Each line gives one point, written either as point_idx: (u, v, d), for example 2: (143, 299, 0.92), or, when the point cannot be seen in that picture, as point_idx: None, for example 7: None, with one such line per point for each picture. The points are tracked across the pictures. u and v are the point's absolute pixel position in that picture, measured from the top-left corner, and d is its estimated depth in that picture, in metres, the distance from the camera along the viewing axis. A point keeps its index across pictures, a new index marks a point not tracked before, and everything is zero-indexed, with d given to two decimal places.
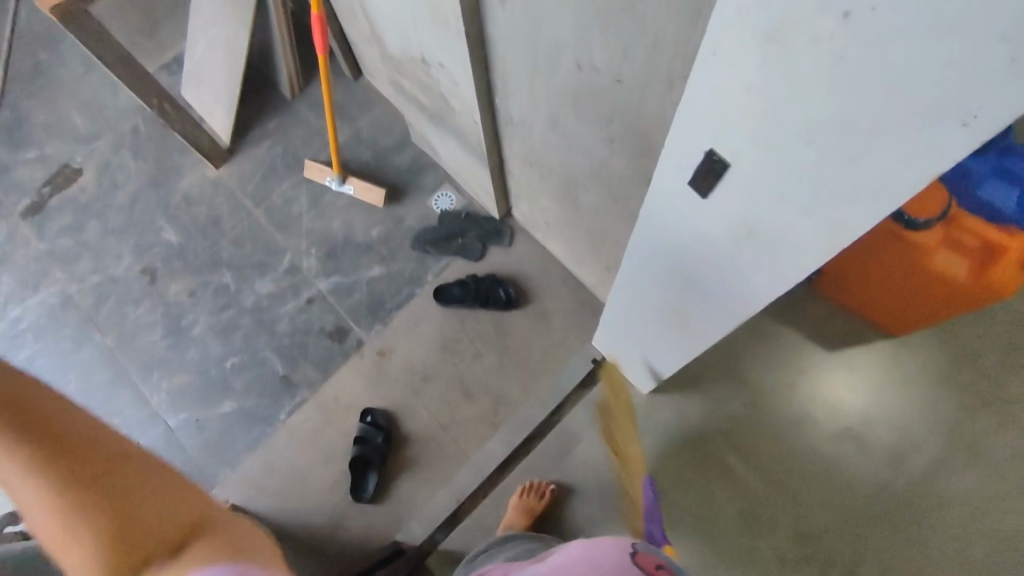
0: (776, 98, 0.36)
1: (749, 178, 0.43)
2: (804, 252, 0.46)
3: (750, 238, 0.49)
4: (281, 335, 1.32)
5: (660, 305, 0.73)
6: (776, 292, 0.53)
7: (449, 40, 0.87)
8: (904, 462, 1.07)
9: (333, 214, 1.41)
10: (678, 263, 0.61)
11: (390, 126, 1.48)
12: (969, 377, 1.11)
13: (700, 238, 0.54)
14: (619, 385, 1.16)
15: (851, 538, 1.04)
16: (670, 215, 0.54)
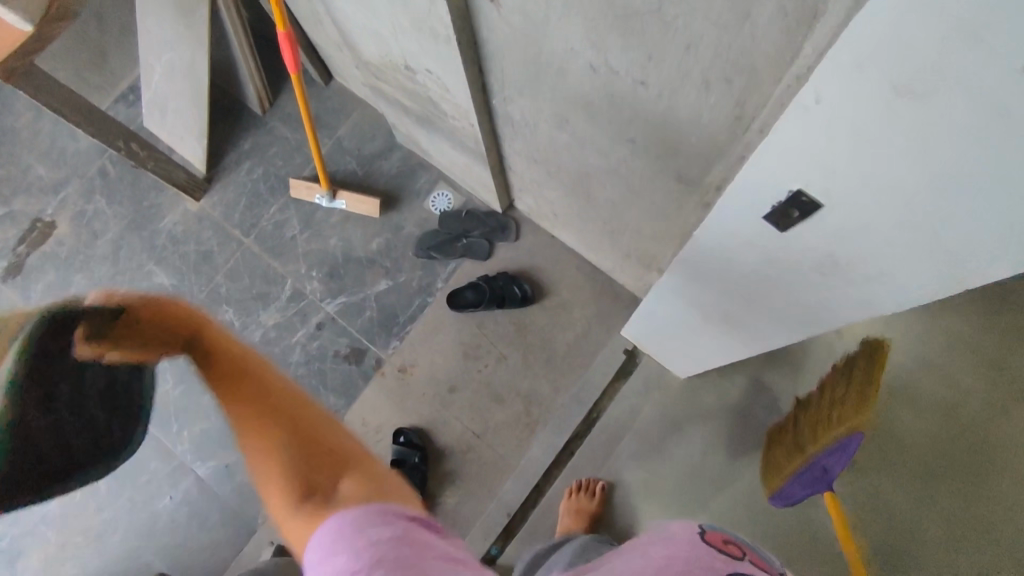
0: (892, 146, 0.36)
1: (845, 211, 0.43)
2: (898, 271, 0.47)
3: (847, 258, 0.49)
4: (296, 366, 1.28)
5: (710, 307, 0.73)
6: (856, 297, 0.54)
7: (437, 48, 0.80)
8: (957, 413, 1.05)
9: (329, 232, 1.35)
10: (742, 275, 0.61)
11: (372, 129, 1.41)
12: (1011, 319, 1.09)
13: (778, 255, 0.54)
14: (653, 372, 1.14)
15: (901, 495, 1.04)
16: (740, 235, 0.55)
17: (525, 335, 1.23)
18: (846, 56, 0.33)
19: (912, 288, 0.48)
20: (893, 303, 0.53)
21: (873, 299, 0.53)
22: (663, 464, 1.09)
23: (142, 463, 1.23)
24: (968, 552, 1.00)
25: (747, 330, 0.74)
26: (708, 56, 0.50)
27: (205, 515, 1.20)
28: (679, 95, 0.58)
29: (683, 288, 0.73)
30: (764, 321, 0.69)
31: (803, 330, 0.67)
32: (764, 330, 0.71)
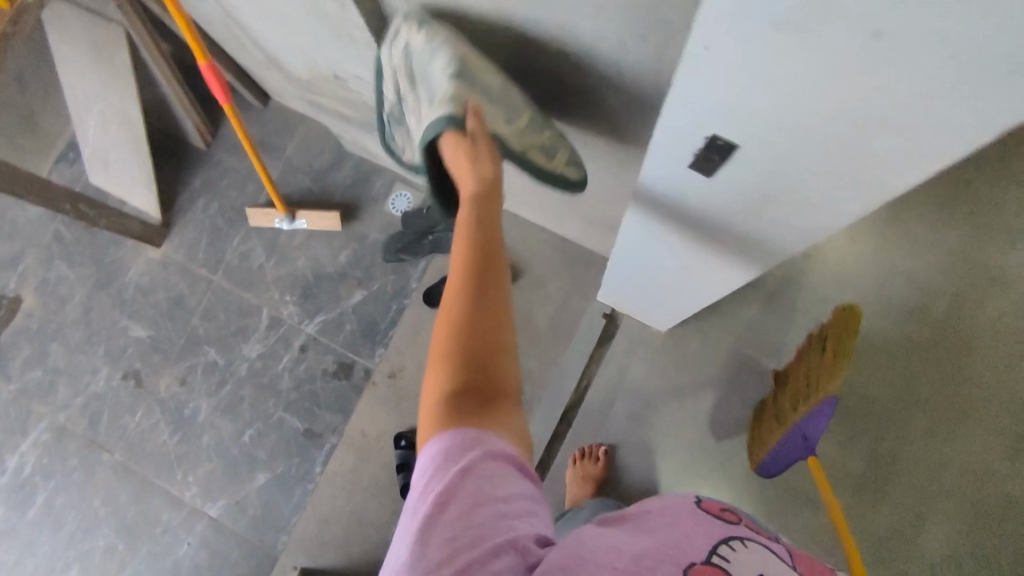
0: (790, 86, 0.37)
1: (758, 150, 0.45)
2: (823, 205, 0.49)
3: (766, 197, 0.51)
4: (287, 392, 1.28)
5: (662, 258, 0.75)
6: (789, 236, 0.57)
7: (360, 52, 0.80)
8: (929, 310, 1.08)
9: (295, 254, 1.35)
10: (685, 227, 0.63)
11: (320, 144, 1.41)
12: (973, 208, 1.12)
13: (711, 202, 0.56)
14: (635, 331, 1.15)
15: (889, 396, 1.06)
16: (673, 187, 0.56)
17: None
18: (725, 5, 0.34)
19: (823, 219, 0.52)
20: (808, 237, 0.56)
21: (791, 232, 0.56)
22: (659, 416, 1.11)
23: (154, 515, 1.23)
24: (965, 441, 1.04)
25: (704, 276, 0.75)
26: (615, 14, 0.50)
27: (226, 552, 1.21)
28: (600, 60, 0.59)
29: (635, 241, 0.73)
30: (710, 263, 0.69)
31: (745, 271, 0.68)
32: (715, 271, 0.71)
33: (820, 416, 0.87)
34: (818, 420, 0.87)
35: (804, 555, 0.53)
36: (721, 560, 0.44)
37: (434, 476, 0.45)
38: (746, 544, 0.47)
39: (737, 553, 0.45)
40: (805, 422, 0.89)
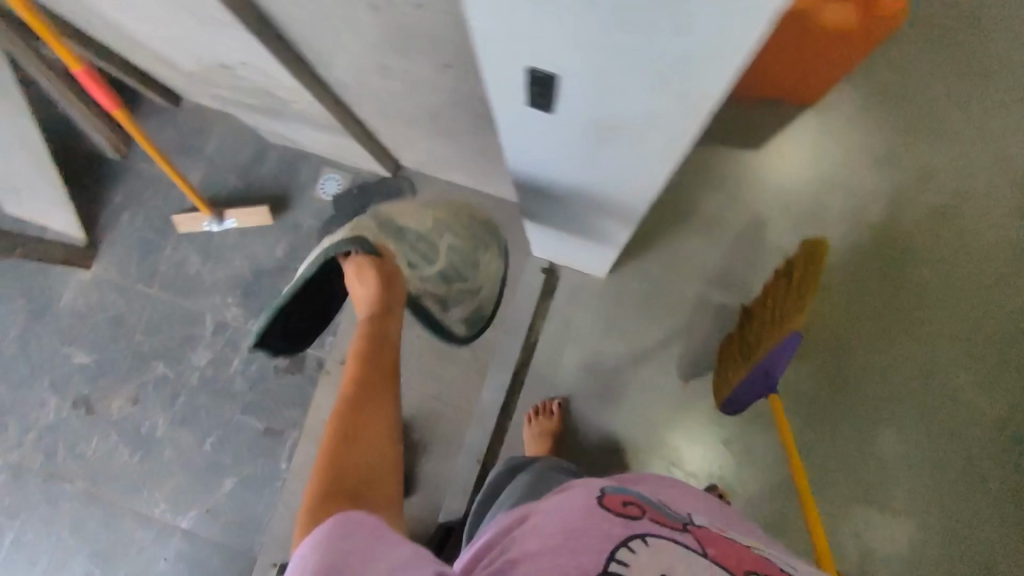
0: (564, 9, 0.36)
1: (576, 81, 0.44)
2: (663, 130, 0.48)
3: (602, 130, 0.51)
4: (243, 394, 1.25)
5: (569, 206, 0.76)
6: (654, 169, 0.56)
7: (229, 36, 0.74)
8: (862, 216, 1.15)
9: (230, 254, 1.31)
10: (565, 167, 0.63)
11: (239, 138, 1.35)
12: (900, 111, 1.17)
13: (570, 139, 0.55)
14: (578, 283, 1.14)
15: (836, 304, 1.14)
16: (530, 128, 0.55)
17: None
18: None
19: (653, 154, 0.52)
20: (649, 173, 0.57)
21: (637, 168, 0.56)
22: (611, 360, 1.11)
23: (127, 536, 1.22)
24: (907, 340, 1.12)
25: (599, 207, 0.73)
26: None
27: (204, 561, 1.20)
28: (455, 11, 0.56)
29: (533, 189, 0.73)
30: (612, 210, 0.72)
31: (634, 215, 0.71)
32: (619, 219, 0.74)
33: (786, 352, 0.89)
34: (783, 355, 0.89)
35: (711, 532, 0.54)
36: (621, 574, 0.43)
37: (314, 550, 0.45)
38: (648, 544, 0.46)
39: (638, 557, 0.45)
40: (771, 358, 0.91)
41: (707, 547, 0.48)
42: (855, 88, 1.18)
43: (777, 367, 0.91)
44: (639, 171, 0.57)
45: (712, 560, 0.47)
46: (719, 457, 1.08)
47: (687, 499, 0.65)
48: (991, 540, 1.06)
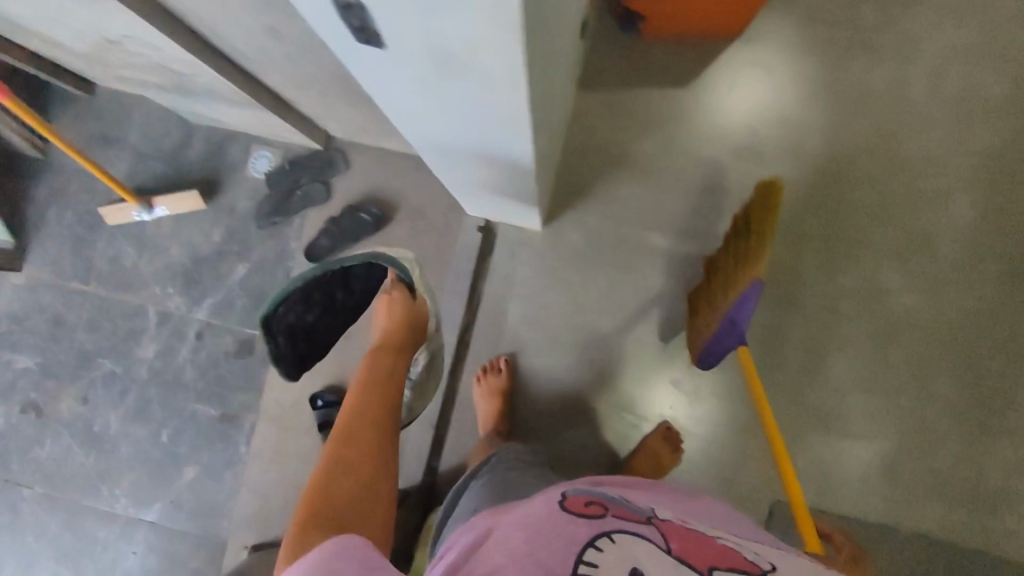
0: None
1: (381, 8, 0.42)
2: (492, 55, 0.46)
3: (440, 62, 0.49)
4: (195, 383, 1.24)
5: (466, 154, 0.74)
6: (509, 99, 0.54)
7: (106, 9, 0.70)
8: (796, 147, 1.13)
9: (164, 242, 1.27)
10: (433, 111, 0.61)
11: (161, 121, 1.29)
12: (834, 36, 1.15)
13: (416, 76, 0.53)
14: (515, 240, 1.14)
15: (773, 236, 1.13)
16: (376, 68, 0.54)
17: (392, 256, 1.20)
18: None
19: (501, 84, 0.51)
20: (508, 104, 0.55)
21: (495, 101, 0.55)
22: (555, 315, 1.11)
23: (91, 534, 1.22)
24: (845, 265, 1.12)
25: (497, 153, 0.71)
26: None
27: (173, 551, 1.21)
28: None
29: (428, 141, 0.71)
30: (506, 151, 0.70)
31: (527, 153, 0.70)
32: (518, 160, 0.73)
33: (750, 298, 0.90)
34: (746, 301, 0.90)
35: (676, 522, 0.55)
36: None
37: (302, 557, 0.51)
38: (613, 543, 0.47)
39: (604, 560, 0.46)
40: (736, 307, 0.92)
41: (672, 542, 0.49)
42: (785, 17, 1.16)
43: (743, 315, 0.92)
44: (498, 105, 0.56)
45: (676, 555, 0.48)
46: (670, 399, 1.09)
47: (651, 489, 0.66)
48: (942, 454, 1.08)
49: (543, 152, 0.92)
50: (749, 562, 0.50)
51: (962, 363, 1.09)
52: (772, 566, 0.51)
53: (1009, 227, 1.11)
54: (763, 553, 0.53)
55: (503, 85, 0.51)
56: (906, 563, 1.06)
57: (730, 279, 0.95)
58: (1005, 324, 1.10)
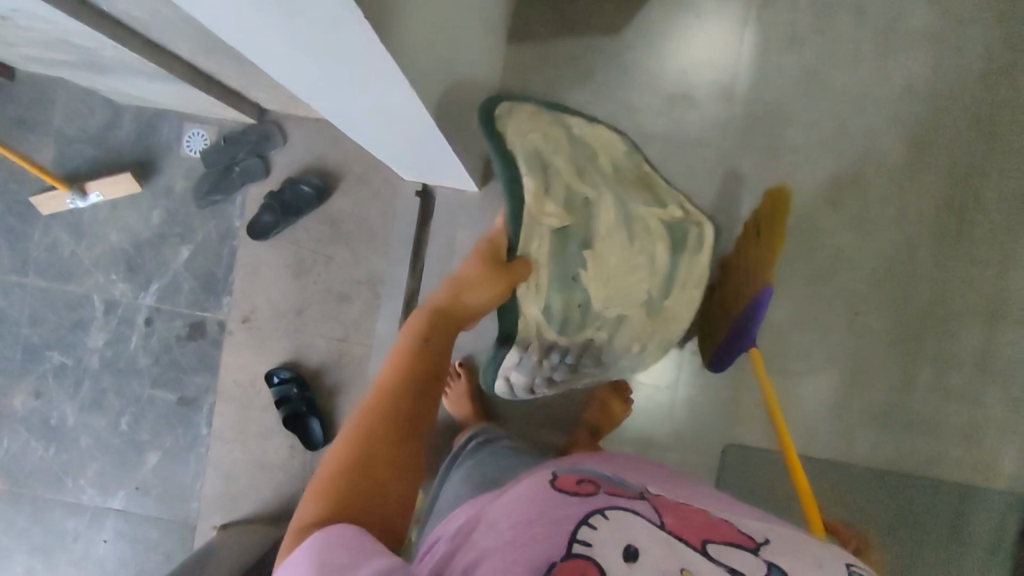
0: None
1: None
2: (334, 18, 0.45)
3: (288, 24, 0.47)
4: (149, 370, 1.23)
5: (368, 124, 0.73)
6: (376, 66, 0.53)
7: None
8: (732, 92, 1.13)
9: (102, 229, 1.23)
10: (312, 79, 0.59)
11: (85, 102, 1.24)
12: None
13: (275, 39, 0.51)
14: (455, 203, 1.15)
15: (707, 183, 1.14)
16: (235, 26, 0.52)
17: (338, 228, 1.21)
18: None
19: (350, 31, 0.46)
20: (366, 55, 0.51)
21: (353, 55, 0.51)
22: None
23: (60, 525, 1.22)
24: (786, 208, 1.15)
25: (391, 114, 0.67)
26: None
27: (143, 537, 1.22)
28: None
29: (318, 104, 0.68)
30: (403, 119, 0.69)
31: (425, 118, 0.68)
32: (420, 125, 0.71)
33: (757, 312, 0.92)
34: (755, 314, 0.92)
35: (665, 501, 0.56)
36: (586, 553, 0.45)
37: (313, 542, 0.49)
38: (608, 519, 0.48)
39: (599, 532, 0.46)
40: (744, 318, 0.94)
41: (664, 518, 0.50)
42: None
43: (751, 326, 0.94)
44: (357, 57, 0.51)
45: (670, 530, 0.49)
46: None
47: (642, 471, 0.67)
48: (881, 384, 1.15)
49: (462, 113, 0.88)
50: (741, 534, 0.52)
51: (899, 295, 1.14)
52: (765, 537, 0.52)
53: (943, 160, 1.13)
54: (751, 526, 0.54)
55: (353, 33, 0.46)
56: (848, 488, 1.14)
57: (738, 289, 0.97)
58: (940, 255, 1.14)
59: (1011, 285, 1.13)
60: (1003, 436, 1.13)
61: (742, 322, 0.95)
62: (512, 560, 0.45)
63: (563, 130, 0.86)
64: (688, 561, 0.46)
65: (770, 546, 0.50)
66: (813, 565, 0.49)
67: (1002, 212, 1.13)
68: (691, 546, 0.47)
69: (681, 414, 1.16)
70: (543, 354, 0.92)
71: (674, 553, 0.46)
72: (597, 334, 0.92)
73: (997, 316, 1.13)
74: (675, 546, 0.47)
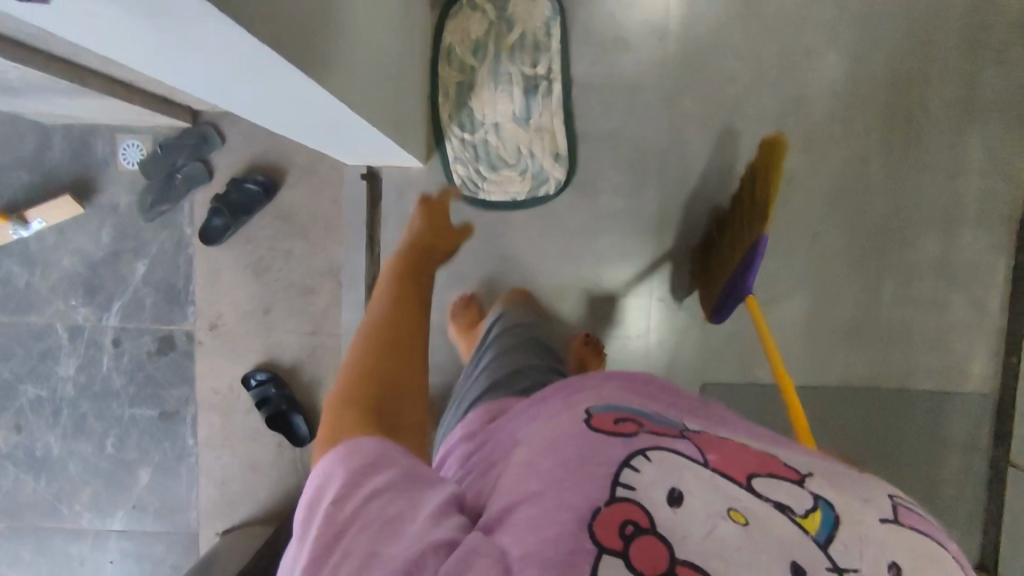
0: None
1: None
2: (207, 28, 0.43)
3: (166, 39, 0.46)
4: (126, 390, 1.22)
5: (285, 113, 0.71)
6: (269, 63, 0.51)
7: None
8: (665, 30, 1.12)
9: (53, 256, 1.21)
10: (211, 81, 0.58)
11: (10, 127, 1.19)
12: None
13: (160, 53, 0.50)
14: (402, 180, 1.14)
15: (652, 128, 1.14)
16: (115, 46, 0.50)
17: (291, 221, 1.19)
18: None
19: (229, 38, 0.45)
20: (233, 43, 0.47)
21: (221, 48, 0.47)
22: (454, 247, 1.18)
23: (65, 551, 1.23)
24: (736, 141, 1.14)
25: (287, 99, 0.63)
26: None
27: (149, 551, 1.23)
28: None
29: (207, 93, 0.64)
30: (319, 106, 0.68)
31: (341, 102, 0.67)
32: (339, 108, 0.70)
33: (754, 265, 0.92)
34: (751, 267, 0.93)
35: (714, 434, 0.50)
36: (628, 501, 0.40)
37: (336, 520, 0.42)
38: (651, 462, 0.43)
39: (642, 480, 0.42)
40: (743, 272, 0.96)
41: (707, 454, 0.45)
42: None
43: (749, 280, 0.95)
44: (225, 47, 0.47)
45: (715, 467, 0.43)
46: None
47: (675, 398, 0.60)
48: (848, 302, 1.17)
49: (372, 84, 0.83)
50: (786, 466, 0.46)
51: (855, 215, 1.16)
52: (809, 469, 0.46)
53: (881, 72, 1.14)
54: (793, 457, 0.48)
55: (231, 39, 0.45)
56: (836, 408, 1.19)
57: (738, 244, 0.99)
58: (890, 168, 1.16)
59: (960, 189, 1.17)
60: (968, 337, 1.18)
61: (739, 277, 0.97)
62: (553, 513, 0.40)
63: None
64: (733, 499, 0.41)
65: (818, 478, 0.45)
66: (861, 497, 0.43)
67: (945, 118, 1.15)
68: (736, 482, 0.42)
69: (655, 360, 1.18)
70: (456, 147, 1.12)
71: (718, 493, 0.41)
72: (489, 139, 1.12)
73: (951, 221, 1.17)
74: (719, 485, 0.42)
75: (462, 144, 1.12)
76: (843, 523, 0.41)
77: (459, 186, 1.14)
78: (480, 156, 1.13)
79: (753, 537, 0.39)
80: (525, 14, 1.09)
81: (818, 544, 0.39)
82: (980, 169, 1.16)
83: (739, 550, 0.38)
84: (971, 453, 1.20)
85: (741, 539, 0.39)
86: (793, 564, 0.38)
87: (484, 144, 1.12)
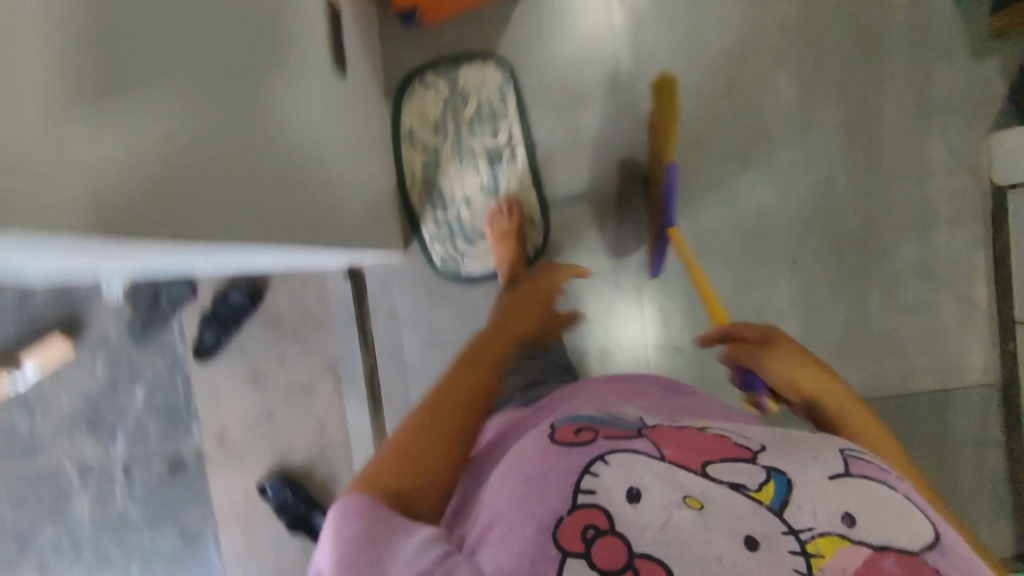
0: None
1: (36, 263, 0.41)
2: (179, 249, 0.45)
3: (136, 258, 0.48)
4: (142, 516, 1.22)
5: (254, 259, 0.73)
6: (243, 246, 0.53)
7: None
8: (618, 83, 1.15)
9: (49, 396, 1.20)
10: (178, 261, 0.59)
11: None
12: None
13: (130, 262, 0.52)
14: (385, 270, 1.16)
15: (621, 179, 1.15)
16: (87, 263, 0.52)
17: (280, 325, 1.19)
18: None
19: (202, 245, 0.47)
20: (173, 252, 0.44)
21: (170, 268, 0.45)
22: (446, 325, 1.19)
23: None
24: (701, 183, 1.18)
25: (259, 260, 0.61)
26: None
27: None
28: None
29: (173, 263, 0.64)
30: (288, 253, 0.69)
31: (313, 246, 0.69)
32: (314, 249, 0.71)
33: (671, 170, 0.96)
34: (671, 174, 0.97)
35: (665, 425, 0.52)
36: (591, 507, 0.42)
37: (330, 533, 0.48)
38: (609, 464, 0.45)
39: (603, 483, 0.44)
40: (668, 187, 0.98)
41: (663, 448, 0.46)
42: None
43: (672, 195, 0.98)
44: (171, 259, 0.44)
45: (671, 461, 0.45)
46: None
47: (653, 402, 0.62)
48: (836, 317, 1.23)
49: (339, 199, 0.83)
50: (739, 445, 0.48)
51: (830, 233, 1.23)
52: (760, 445, 0.48)
53: (832, 94, 1.22)
54: (746, 432, 0.51)
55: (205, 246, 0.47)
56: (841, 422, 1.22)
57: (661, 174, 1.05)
58: (857, 184, 1.23)
59: (929, 191, 1.23)
60: (962, 330, 1.23)
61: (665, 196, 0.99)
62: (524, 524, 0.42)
63: (440, 73, 1.11)
64: (690, 488, 0.43)
65: (768, 450, 0.47)
66: (810, 458, 0.47)
67: (900, 128, 1.23)
68: (692, 471, 0.44)
69: None
70: (432, 225, 1.12)
71: (677, 484, 0.43)
72: (463, 214, 1.13)
73: (925, 221, 1.23)
74: (677, 478, 0.44)
75: (436, 225, 1.12)
76: (795, 488, 0.44)
77: (438, 265, 1.13)
78: (455, 232, 1.13)
79: (709, 520, 0.41)
80: (477, 83, 1.11)
81: (772, 511, 0.43)
82: (943, 169, 1.23)
83: (697, 535, 0.41)
84: (984, 449, 1.22)
85: (697, 523, 0.41)
86: (748, 535, 0.41)
87: (458, 220, 1.12)
